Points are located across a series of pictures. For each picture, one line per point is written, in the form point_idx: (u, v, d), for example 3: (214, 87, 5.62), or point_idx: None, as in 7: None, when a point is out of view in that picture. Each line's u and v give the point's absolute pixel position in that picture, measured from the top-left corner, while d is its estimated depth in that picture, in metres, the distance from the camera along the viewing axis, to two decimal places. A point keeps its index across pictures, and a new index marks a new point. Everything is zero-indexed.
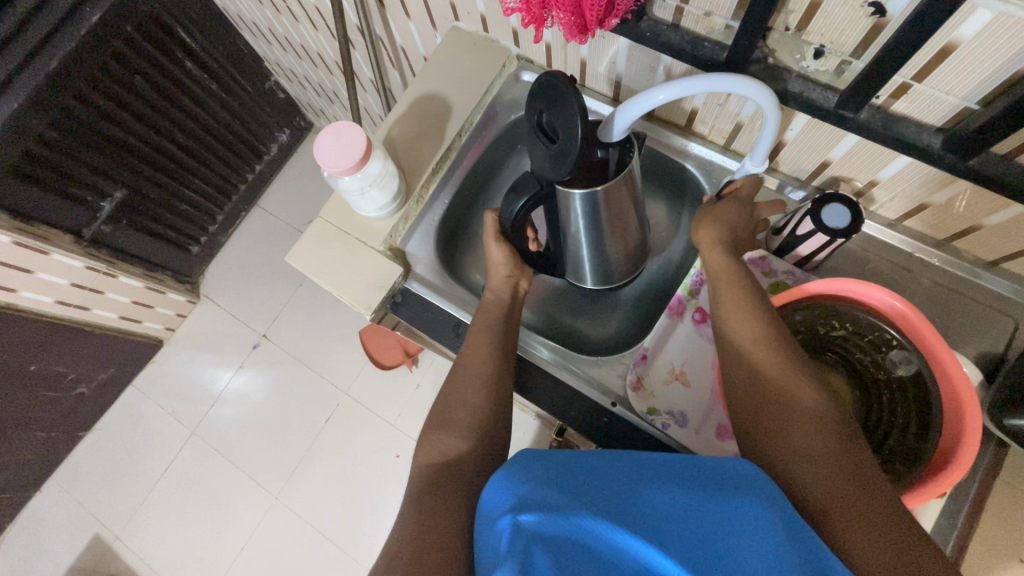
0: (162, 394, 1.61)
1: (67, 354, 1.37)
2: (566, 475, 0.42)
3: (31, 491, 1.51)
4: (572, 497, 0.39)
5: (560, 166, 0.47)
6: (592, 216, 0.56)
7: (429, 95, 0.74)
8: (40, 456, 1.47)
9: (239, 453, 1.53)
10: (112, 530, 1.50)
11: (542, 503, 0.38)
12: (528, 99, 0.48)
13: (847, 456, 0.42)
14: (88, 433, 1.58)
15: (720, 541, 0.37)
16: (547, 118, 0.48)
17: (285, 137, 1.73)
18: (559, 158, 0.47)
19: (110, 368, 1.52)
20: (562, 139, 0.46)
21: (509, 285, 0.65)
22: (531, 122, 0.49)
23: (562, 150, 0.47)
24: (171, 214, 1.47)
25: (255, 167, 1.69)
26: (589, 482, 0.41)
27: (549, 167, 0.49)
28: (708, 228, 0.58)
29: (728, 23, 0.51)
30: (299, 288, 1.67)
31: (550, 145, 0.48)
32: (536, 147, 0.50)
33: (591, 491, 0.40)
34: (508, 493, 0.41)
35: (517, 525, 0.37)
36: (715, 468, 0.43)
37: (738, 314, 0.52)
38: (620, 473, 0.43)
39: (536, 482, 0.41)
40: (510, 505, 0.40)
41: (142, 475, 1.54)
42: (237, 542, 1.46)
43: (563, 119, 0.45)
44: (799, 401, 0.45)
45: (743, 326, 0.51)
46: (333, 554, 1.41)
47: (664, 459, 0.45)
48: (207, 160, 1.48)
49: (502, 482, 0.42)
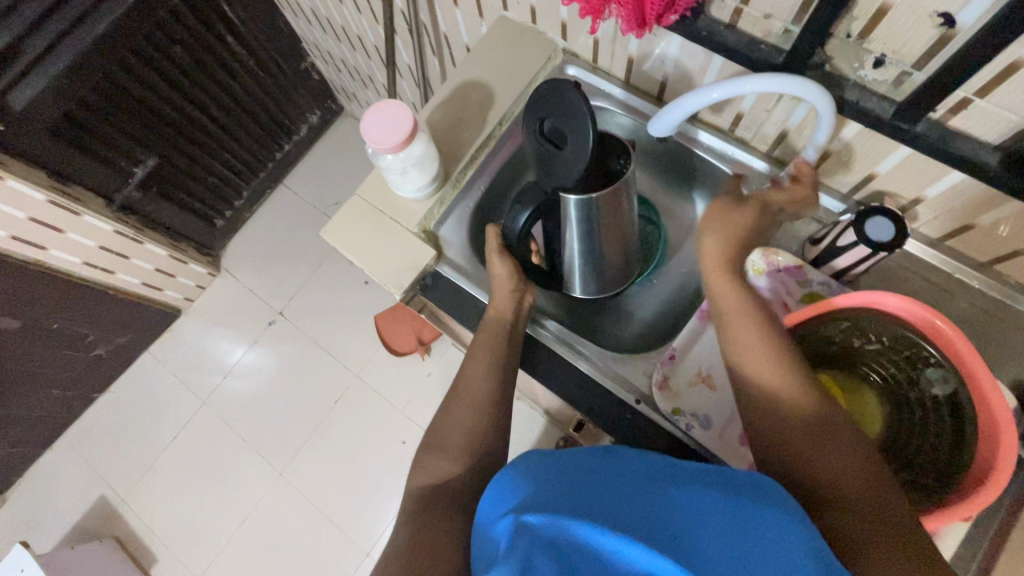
0: (175, 363, 1.63)
1: (88, 315, 1.39)
2: (569, 473, 0.43)
3: (42, 448, 1.54)
4: (574, 498, 0.39)
5: (570, 171, 0.49)
6: (584, 223, 0.56)
7: (472, 82, 0.75)
8: (55, 413, 1.50)
9: (247, 427, 1.55)
10: (117, 492, 1.52)
11: (537, 506, 0.38)
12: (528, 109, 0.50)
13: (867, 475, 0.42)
14: (102, 396, 1.60)
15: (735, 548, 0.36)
16: (552, 124, 0.49)
17: (315, 118, 1.74)
18: (571, 163, 0.48)
19: (129, 333, 1.54)
20: (572, 145, 0.47)
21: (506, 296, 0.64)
22: (533, 130, 0.50)
23: (572, 155, 0.48)
24: (199, 185, 1.49)
25: (284, 146, 1.70)
26: (593, 482, 0.42)
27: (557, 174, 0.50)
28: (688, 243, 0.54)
29: (788, 27, 0.51)
30: (317, 269, 1.68)
31: (558, 150, 0.49)
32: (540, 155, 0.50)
33: (593, 490, 0.40)
34: (512, 496, 0.42)
35: (520, 525, 0.37)
36: (726, 471, 0.43)
37: (745, 331, 0.51)
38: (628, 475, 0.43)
39: (542, 481, 0.42)
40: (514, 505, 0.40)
41: (151, 440, 1.56)
42: (238, 516, 1.47)
43: (572, 125, 0.47)
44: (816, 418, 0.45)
45: (751, 341, 0.50)
46: (333, 533, 1.42)
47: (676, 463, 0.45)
48: (238, 136, 1.50)
49: (505, 479, 0.44)
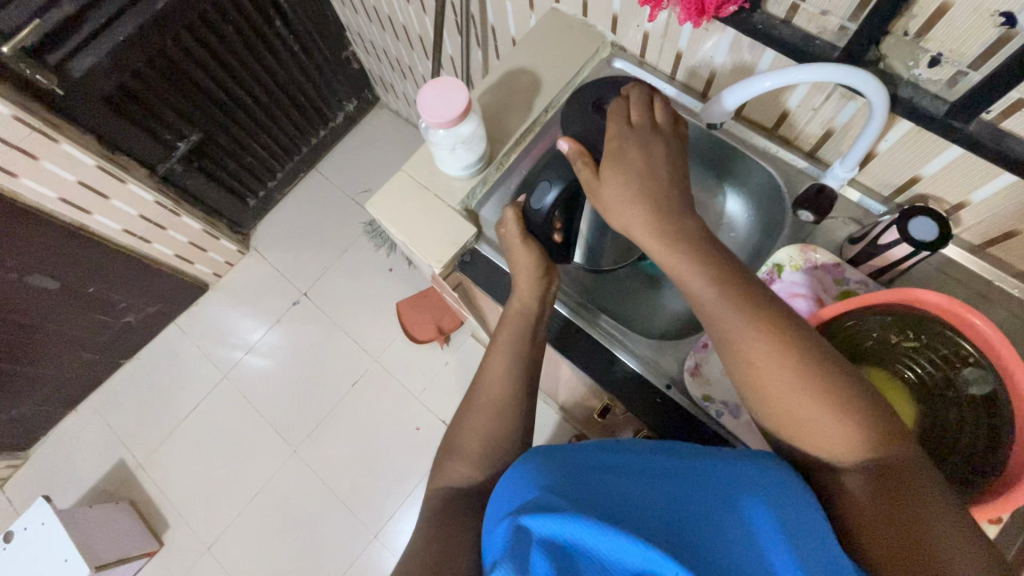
0: (200, 336, 1.67)
1: (123, 282, 1.44)
2: (580, 471, 0.45)
3: (67, 409, 1.58)
4: (581, 497, 0.42)
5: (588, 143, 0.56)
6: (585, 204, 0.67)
7: (521, 69, 0.77)
8: (82, 375, 1.54)
9: (266, 403, 1.58)
10: (135, 457, 1.55)
11: (545, 505, 0.41)
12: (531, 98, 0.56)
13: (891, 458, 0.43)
14: (128, 362, 1.64)
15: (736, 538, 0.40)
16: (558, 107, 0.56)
17: (352, 107, 1.78)
18: None
19: (158, 303, 1.58)
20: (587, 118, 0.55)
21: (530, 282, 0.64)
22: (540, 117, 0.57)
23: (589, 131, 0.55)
24: (236, 164, 1.53)
25: (320, 132, 1.74)
26: (601, 480, 0.44)
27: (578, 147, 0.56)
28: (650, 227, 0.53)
29: (844, 25, 0.52)
30: (344, 254, 1.71)
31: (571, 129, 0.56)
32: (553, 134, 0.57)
33: (603, 488, 0.43)
34: (516, 495, 0.44)
35: (518, 526, 0.40)
36: (733, 464, 0.46)
37: (739, 326, 0.47)
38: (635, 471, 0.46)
39: (548, 478, 0.44)
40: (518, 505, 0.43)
41: (172, 409, 1.60)
42: (251, 489, 1.49)
43: None
44: (835, 411, 0.44)
45: (751, 337, 0.47)
46: (342, 513, 1.44)
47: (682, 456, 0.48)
48: (277, 118, 1.54)
49: (512, 476, 0.47)
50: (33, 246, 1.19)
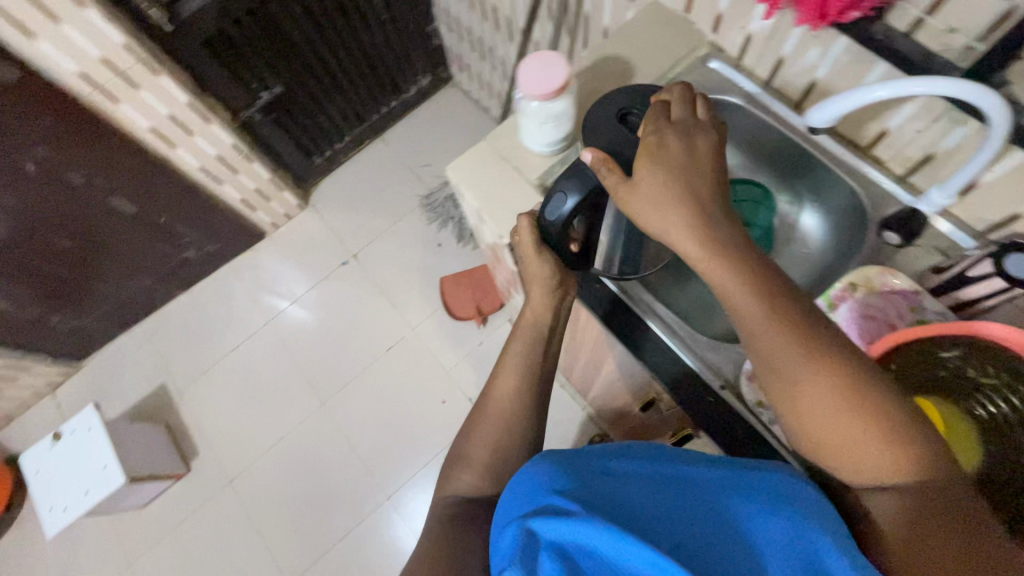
0: (251, 280, 1.74)
1: (190, 216, 1.51)
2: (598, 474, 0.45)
3: (121, 329, 1.67)
4: (599, 502, 0.41)
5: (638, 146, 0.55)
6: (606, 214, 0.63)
7: (614, 57, 0.77)
8: (140, 299, 1.63)
9: (303, 354, 1.63)
10: (176, 384, 1.63)
11: (560, 510, 0.40)
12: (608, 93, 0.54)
13: (934, 479, 0.43)
14: (181, 295, 1.72)
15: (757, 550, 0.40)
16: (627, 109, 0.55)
17: (425, 83, 1.82)
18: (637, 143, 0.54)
19: (218, 243, 1.66)
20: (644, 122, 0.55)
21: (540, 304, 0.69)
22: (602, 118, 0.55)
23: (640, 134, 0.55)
24: (309, 121, 1.59)
25: (391, 102, 1.78)
26: (620, 484, 0.44)
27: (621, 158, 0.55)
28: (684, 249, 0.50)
29: (971, 45, 0.51)
30: (397, 223, 1.75)
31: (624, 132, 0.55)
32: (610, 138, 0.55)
33: (622, 492, 0.43)
34: (523, 501, 0.44)
35: (527, 529, 0.40)
36: (749, 479, 0.47)
37: (786, 351, 0.46)
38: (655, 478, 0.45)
39: (557, 478, 0.44)
40: (534, 506, 0.42)
41: (215, 345, 1.67)
42: (278, 432, 1.55)
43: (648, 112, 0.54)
44: (878, 429, 0.43)
45: (794, 360, 0.45)
46: (359, 471, 1.48)
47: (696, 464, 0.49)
48: (353, 82, 1.59)
49: (530, 473, 0.46)
50: (118, 169, 1.27)
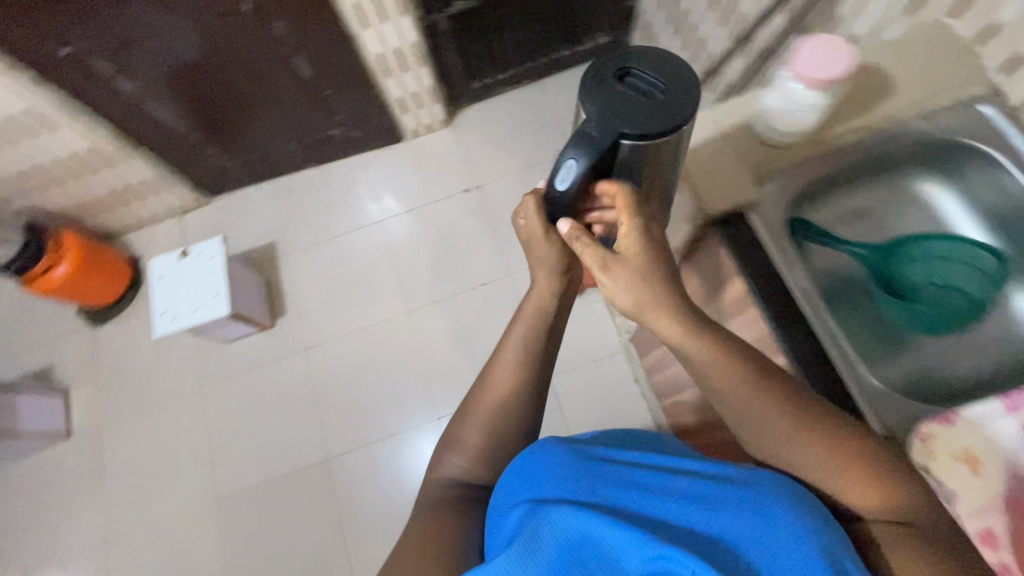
0: (376, 176, 1.79)
1: (350, 99, 1.56)
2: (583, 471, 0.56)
3: (252, 180, 1.78)
4: (585, 501, 0.53)
5: (661, 116, 0.62)
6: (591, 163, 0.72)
7: (878, 72, 0.78)
8: (278, 159, 1.72)
9: (403, 260, 1.68)
10: (284, 247, 1.73)
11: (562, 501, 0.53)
12: (613, 56, 0.66)
13: (899, 497, 0.51)
14: (312, 168, 1.80)
15: (743, 535, 0.47)
16: (633, 70, 0.65)
17: (603, 41, 1.76)
18: (662, 106, 0.63)
19: (362, 133, 1.71)
20: (668, 88, 0.64)
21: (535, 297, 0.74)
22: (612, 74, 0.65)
23: (664, 101, 0.63)
24: (485, 43, 1.59)
25: (565, 50, 1.74)
26: (603, 485, 0.55)
27: (644, 113, 0.62)
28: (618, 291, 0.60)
29: None
30: (528, 170, 1.74)
31: (646, 96, 0.64)
32: (634, 98, 0.63)
33: (609, 493, 0.54)
34: (531, 486, 0.57)
35: (530, 513, 0.54)
36: (733, 473, 0.53)
37: (745, 397, 0.57)
38: (638, 480, 0.55)
39: (566, 472, 0.56)
40: (539, 495, 0.56)
41: (327, 224, 1.75)
42: (359, 323, 1.62)
43: (658, 72, 0.65)
44: (849, 467, 0.53)
45: (755, 402, 0.56)
46: (420, 385, 1.54)
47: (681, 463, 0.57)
48: (540, 17, 1.56)
49: (522, 468, 0.59)
50: (311, 30, 1.32)
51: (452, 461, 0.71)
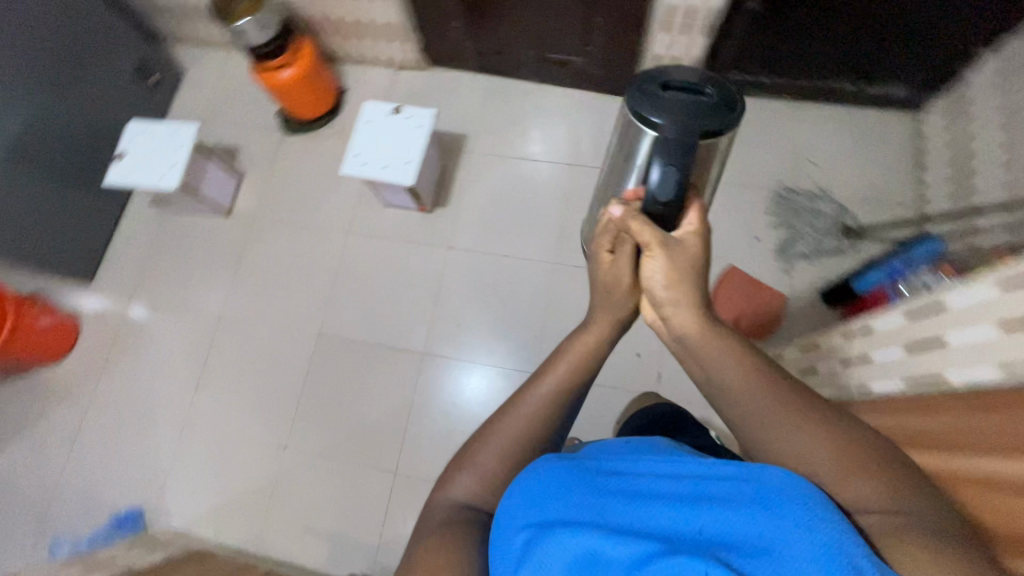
0: (586, 120, 1.71)
1: (611, 35, 1.48)
2: (590, 487, 0.55)
3: (473, 68, 1.76)
4: (592, 521, 0.51)
5: (721, 112, 0.77)
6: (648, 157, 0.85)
7: None
8: (508, 59, 1.68)
9: (572, 213, 1.63)
10: (470, 143, 1.72)
11: (555, 521, 0.52)
12: (659, 80, 0.83)
13: (899, 487, 0.50)
14: (530, 83, 1.75)
15: (762, 539, 0.46)
16: (683, 86, 0.82)
17: (896, 93, 1.53)
18: (722, 108, 0.78)
19: (598, 72, 1.62)
20: (719, 97, 0.79)
21: (584, 341, 0.73)
22: (668, 90, 0.81)
23: (721, 106, 0.78)
24: (776, 40, 1.42)
25: (848, 84, 1.53)
26: (612, 504, 0.53)
27: (709, 113, 0.77)
28: (660, 277, 0.70)
29: None
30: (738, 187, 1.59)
31: (705, 102, 0.79)
32: (694, 102, 0.79)
33: (620, 515, 0.52)
34: (524, 508, 0.55)
35: (532, 532, 0.52)
36: (726, 471, 0.53)
37: (729, 381, 0.60)
38: (647, 496, 0.53)
39: (549, 489, 0.55)
40: (535, 514, 0.54)
41: (518, 143, 1.71)
42: (504, 249, 1.61)
43: (708, 90, 0.81)
44: (814, 438, 0.54)
45: (737, 389, 0.59)
46: (533, 336, 1.53)
47: (687, 470, 0.56)
48: (851, 39, 1.37)
49: (528, 484, 0.57)
50: None
51: (476, 477, 0.67)
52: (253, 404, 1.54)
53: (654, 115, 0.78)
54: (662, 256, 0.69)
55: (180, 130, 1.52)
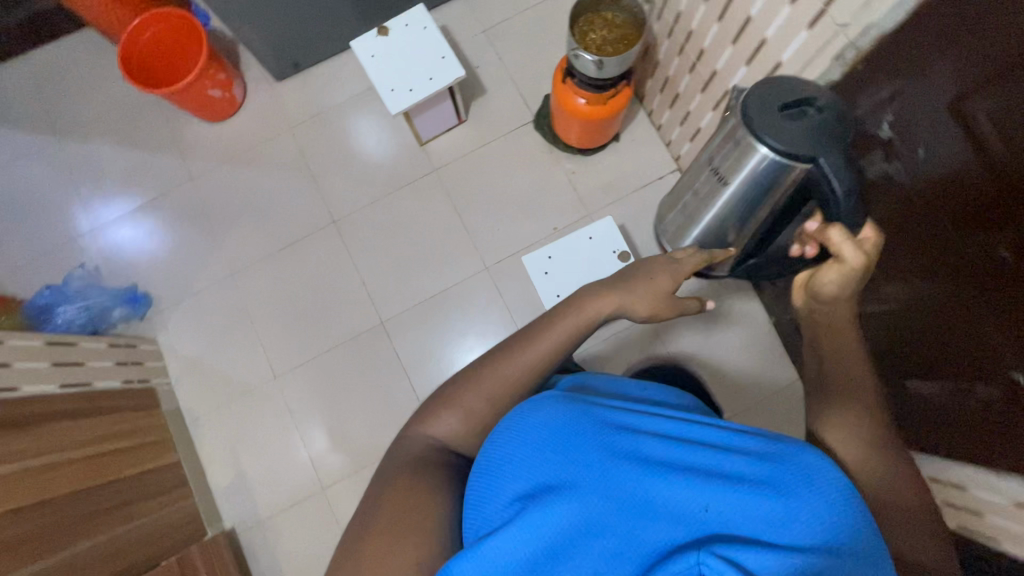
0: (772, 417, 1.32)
1: None
2: (586, 453, 0.53)
3: None
4: (584, 487, 0.51)
5: (833, 122, 0.76)
6: (784, 181, 0.85)
7: None
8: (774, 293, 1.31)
9: None
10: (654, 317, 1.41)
11: (548, 492, 0.53)
12: (747, 117, 0.82)
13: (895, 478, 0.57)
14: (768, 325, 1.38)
15: (758, 530, 0.45)
16: (779, 107, 0.80)
17: None
18: (831, 116, 0.77)
19: None
20: (814, 105, 0.78)
21: (592, 312, 0.79)
22: (765, 114, 0.80)
23: (826, 118, 0.77)
24: None
25: None
26: (601, 464, 0.52)
27: (826, 127, 0.76)
28: (835, 287, 0.72)
29: None
30: None
31: (813, 115, 0.78)
32: (801, 125, 0.78)
33: (609, 482, 0.51)
34: (520, 468, 0.56)
35: (524, 502, 0.54)
36: (745, 448, 0.52)
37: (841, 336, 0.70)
38: (639, 464, 0.52)
39: (551, 450, 0.55)
40: (533, 479, 0.54)
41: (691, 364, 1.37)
42: None
43: (797, 103, 0.79)
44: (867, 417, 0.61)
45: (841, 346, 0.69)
46: None
47: (680, 431, 0.56)
48: None
49: (521, 441, 0.58)
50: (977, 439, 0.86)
51: (461, 419, 0.74)
52: (287, 319, 1.50)
53: (785, 148, 0.78)
54: (848, 269, 0.71)
55: (447, 58, 1.29)
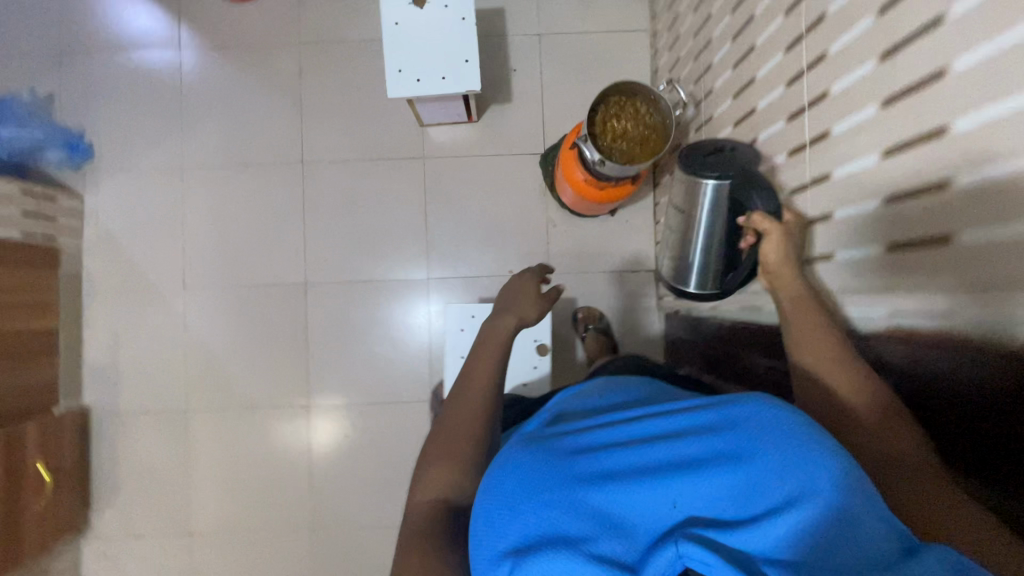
0: None
1: None
2: (553, 486, 0.46)
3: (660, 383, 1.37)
4: (563, 527, 0.43)
5: (739, 152, 0.76)
6: (724, 212, 0.78)
7: None
8: None
9: None
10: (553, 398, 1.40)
11: (526, 537, 0.44)
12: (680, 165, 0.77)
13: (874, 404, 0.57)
14: None
15: (745, 505, 0.42)
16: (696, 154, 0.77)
17: None
18: (736, 151, 0.76)
19: None
20: (718, 147, 0.77)
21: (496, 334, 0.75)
22: (690, 162, 0.76)
23: (729, 152, 0.76)
24: None
25: None
26: (575, 493, 0.45)
27: (735, 157, 0.75)
28: (778, 253, 0.71)
29: None
30: None
31: (720, 153, 0.76)
32: (716, 159, 0.75)
33: (597, 503, 0.44)
34: (486, 522, 0.47)
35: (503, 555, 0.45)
36: (707, 424, 0.48)
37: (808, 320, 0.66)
38: (618, 478, 0.46)
39: (513, 487, 0.47)
40: (501, 530, 0.45)
41: None
42: None
43: (709, 147, 0.78)
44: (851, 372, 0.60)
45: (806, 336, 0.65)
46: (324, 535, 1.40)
47: (652, 430, 0.50)
48: None
49: (492, 482, 0.49)
50: None
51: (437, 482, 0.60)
52: (217, 237, 1.44)
53: (710, 175, 0.73)
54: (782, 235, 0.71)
55: (470, 62, 1.16)
